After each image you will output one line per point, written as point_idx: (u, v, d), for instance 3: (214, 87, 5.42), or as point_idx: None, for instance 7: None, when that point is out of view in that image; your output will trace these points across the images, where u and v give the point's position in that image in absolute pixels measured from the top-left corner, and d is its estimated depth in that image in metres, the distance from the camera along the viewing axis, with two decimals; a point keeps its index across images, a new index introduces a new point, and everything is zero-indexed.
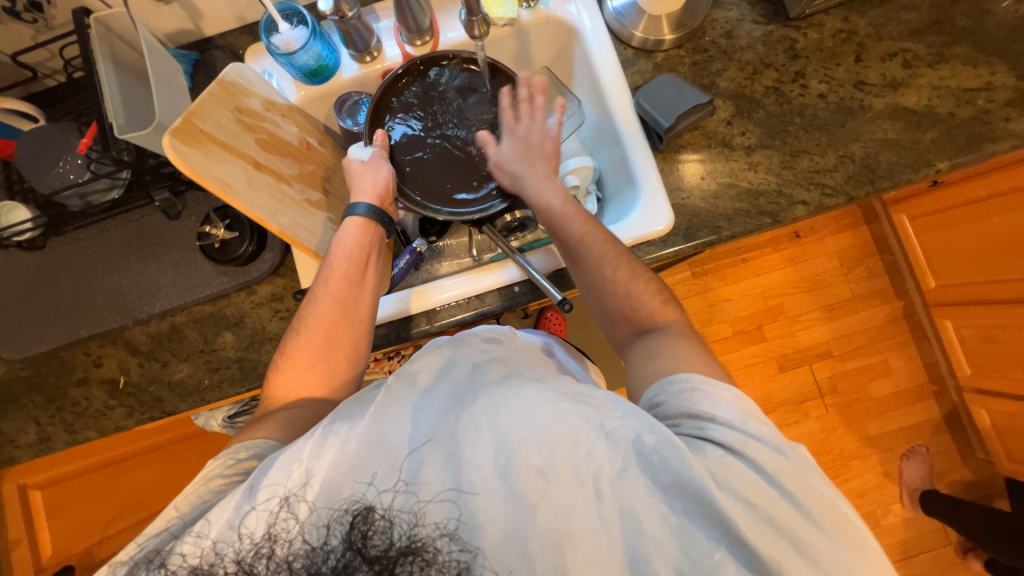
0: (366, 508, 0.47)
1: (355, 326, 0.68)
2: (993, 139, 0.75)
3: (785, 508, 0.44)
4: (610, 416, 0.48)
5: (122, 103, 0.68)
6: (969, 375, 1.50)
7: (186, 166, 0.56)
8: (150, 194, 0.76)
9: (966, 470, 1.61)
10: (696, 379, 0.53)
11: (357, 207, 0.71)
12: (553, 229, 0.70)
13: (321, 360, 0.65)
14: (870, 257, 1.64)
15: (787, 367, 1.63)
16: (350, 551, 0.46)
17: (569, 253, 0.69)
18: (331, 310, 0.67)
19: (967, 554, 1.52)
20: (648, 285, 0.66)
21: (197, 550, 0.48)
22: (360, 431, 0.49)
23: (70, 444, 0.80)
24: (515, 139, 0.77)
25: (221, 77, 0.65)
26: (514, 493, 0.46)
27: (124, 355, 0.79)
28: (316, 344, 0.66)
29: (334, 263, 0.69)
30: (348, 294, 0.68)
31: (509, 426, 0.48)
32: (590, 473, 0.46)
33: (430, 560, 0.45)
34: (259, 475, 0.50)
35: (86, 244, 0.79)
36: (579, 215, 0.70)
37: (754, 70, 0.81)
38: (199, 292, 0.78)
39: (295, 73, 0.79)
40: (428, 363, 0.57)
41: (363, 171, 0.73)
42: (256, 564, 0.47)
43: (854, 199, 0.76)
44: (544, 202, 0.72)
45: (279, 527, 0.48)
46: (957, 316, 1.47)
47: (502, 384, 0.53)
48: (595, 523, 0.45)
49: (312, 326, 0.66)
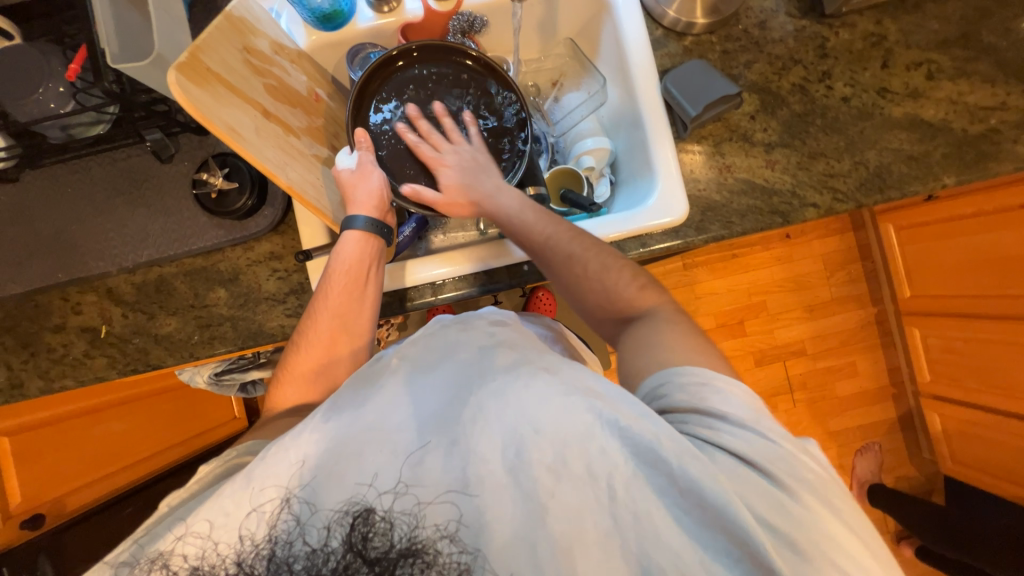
0: (366, 510, 0.46)
1: (354, 339, 0.66)
2: (999, 159, 0.76)
3: (799, 521, 0.43)
4: (623, 413, 0.46)
5: (116, 29, 0.61)
6: (928, 381, 1.60)
7: (192, 106, 0.50)
8: (140, 133, 0.70)
9: (912, 468, 1.74)
10: (705, 373, 0.52)
11: (356, 220, 0.67)
12: (517, 238, 0.69)
13: (321, 375, 0.64)
14: (852, 263, 1.69)
15: (763, 362, 1.69)
16: (351, 553, 0.44)
17: (536, 258, 0.67)
18: (331, 324, 0.65)
19: (901, 541, 1.66)
20: (622, 273, 0.65)
21: (197, 551, 0.45)
22: (363, 417, 0.50)
23: (44, 392, 0.76)
24: (454, 168, 0.74)
25: (229, 10, 0.59)
26: (524, 493, 0.45)
27: (106, 304, 0.75)
28: (316, 360, 0.64)
29: (334, 278, 0.65)
30: (348, 308, 0.65)
31: (516, 415, 0.47)
32: (601, 471, 0.45)
33: (430, 562, 0.44)
34: (255, 469, 0.48)
35: (67, 181, 0.73)
36: (540, 219, 0.68)
37: (783, 65, 0.80)
38: (191, 244, 0.73)
39: (306, 16, 0.74)
40: (430, 346, 0.58)
41: (356, 182, 0.68)
42: (255, 565, 0.45)
43: (862, 206, 0.78)
44: (501, 215, 0.70)
45: (280, 528, 0.46)
46: (926, 325, 1.54)
47: (509, 372, 0.52)
48: (605, 526, 0.44)
49: (311, 340, 0.64)
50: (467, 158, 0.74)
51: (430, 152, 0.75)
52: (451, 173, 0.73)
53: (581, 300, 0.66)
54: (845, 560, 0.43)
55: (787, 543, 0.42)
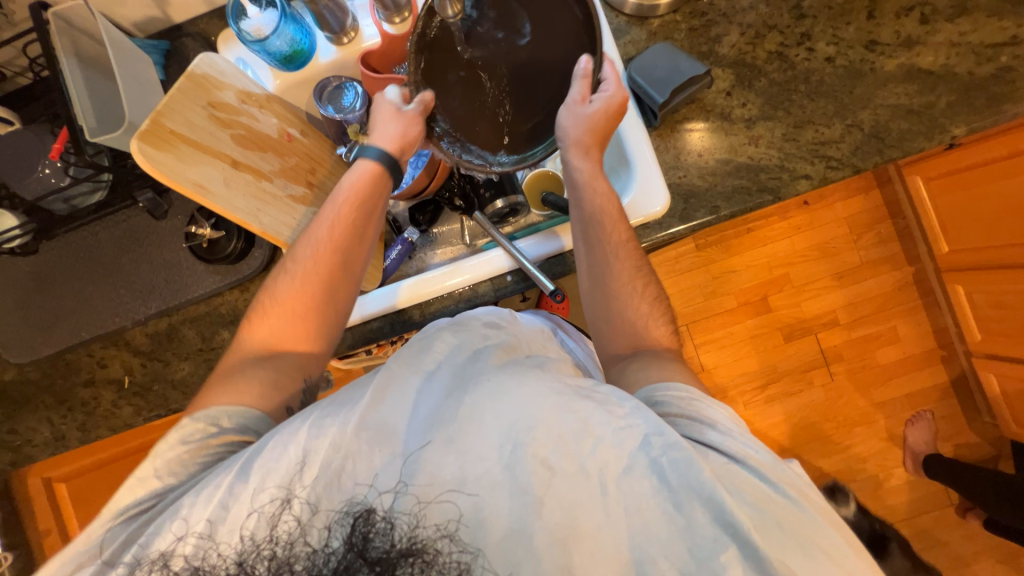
0: (366, 510, 0.43)
1: (350, 278, 0.65)
2: (1014, 100, 0.69)
3: (793, 513, 0.43)
4: (616, 414, 0.45)
5: (89, 102, 0.67)
6: (978, 341, 1.48)
7: (157, 172, 0.55)
8: (134, 195, 0.74)
9: (971, 434, 1.61)
10: (695, 390, 0.51)
11: (370, 150, 0.66)
12: (585, 217, 0.66)
13: (309, 312, 0.62)
14: (881, 223, 1.58)
15: (793, 337, 1.61)
16: (352, 553, 0.41)
17: (586, 239, 0.66)
18: (330, 255, 0.63)
19: (966, 513, 1.54)
20: (651, 289, 0.64)
21: (199, 552, 0.43)
22: (359, 415, 0.46)
23: (83, 442, 0.83)
24: (597, 111, 0.65)
25: (191, 70, 0.61)
26: (522, 489, 0.43)
27: (127, 356, 0.81)
28: (308, 291, 0.62)
29: (339, 206, 0.65)
30: (347, 242, 0.65)
31: (515, 409, 0.45)
32: (596, 467, 0.43)
33: (430, 561, 0.41)
34: (248, 461, 0.45)
35: (77, 248, 0.79)
36: (607, 214, 0.65)
37: (756, 33, 0.76)
38: (192, 292, 0.78)
39: (270, 61, 0.77)
40: (421, 347, 0.54)
41: (390, 119, 0.67)
42: (256, 565, 0.42)
43: (861, 171, 0.73)
44: (577, 192, 0.67)
45: (281, 529, 0.43)
46: (970, 281, 1.43)
47: (502, 371, 0.50)
48: (601, 521, 0.43)
49: (307, 268, 0.63)
50: (606, 123, 0.66)
51: (605, 94, 0.66)
52: (596, 109, 0.65)
53: (592, 303, 0.66)
54: (849, 561, 0.41)
55: (772, 527, 0.42)
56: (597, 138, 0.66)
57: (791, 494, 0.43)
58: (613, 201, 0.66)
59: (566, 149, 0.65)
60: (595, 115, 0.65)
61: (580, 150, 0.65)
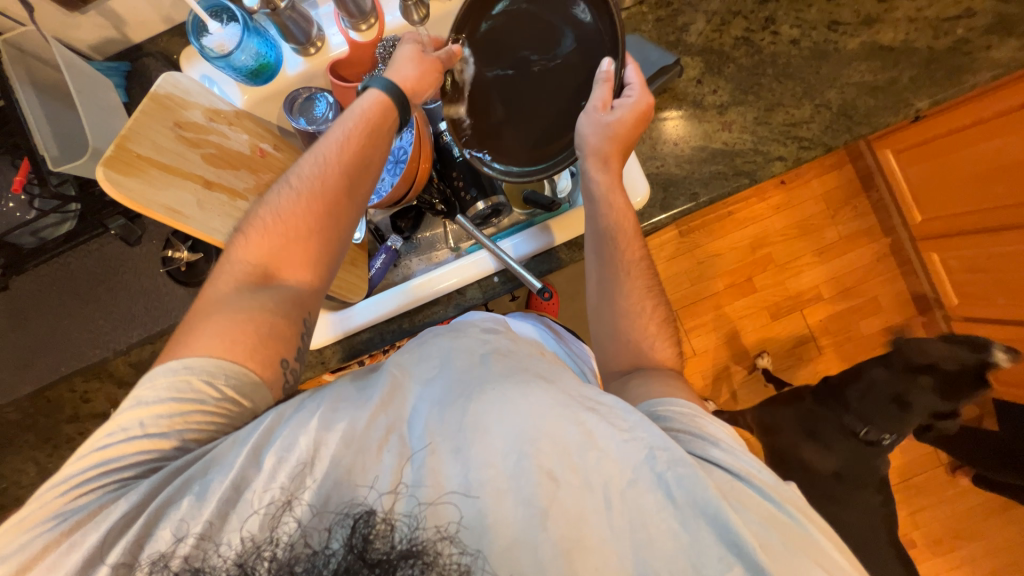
0: (367, 511, 0.41)
1: (354, 207, 0.59)
2: (973, 70, 0.71)
3: (792, 530, 0.44)
4: (620, 427, 0.46)
5: (50, 131, 0.65)
6: (957, 305, 1.52)
7: (126, 200, 0.53)
8: (105, 223, 0.74)
9: None
10: (695, 407, 0.53)
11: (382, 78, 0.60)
12: (596, 232, 0.65)
13: (312, 237, 0.56)
14: (856, 197, 1.61)
15: (779, 315, 1.64)
16: (352, 554, 0.39)
17: (598, 252, 0.66)
18: (338, 178, 0.57)
19: (956, 472, 1.58)
20: (638, 283, 0.64)
21: (200, 553, 0.41)
22: (364, 425, 0.45)
23: None
24: (619, 119, 0.61)
25: (153, 92, 0.60)
26: (527, 497, 0.42)
27: (111, 388, 0.80)
28: (310, 214, 0.56)
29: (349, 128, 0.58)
30: (356, 169, 0.58)
31: (522, 421, 0.44)
32: (601, 479, 0.44)
33: (431, 562, 0.40)
34: (250, 460, 0.44)
35: (49, 280, 0.76)
36: (620, 228, 0.64)
37: (722, 20, 0.76)
38: (174, 318, 0.76)
39: (235, 76, 0.76)
40: (424, 356, 0.53)
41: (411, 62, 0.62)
42: (257, 566, 0.40)
43: (831, 150, 0.74)
44: (592, 205, 0.66)
45: (282, 530, 0.41)
46: (946, 247, 1.46)
47: (507, 376, 0.48)
48: (606, 533, 0.43)
49: (311, 188, 0.56)
50: (629, 132, 0.62)
51: (629, 100, 0.62)
52: (619, 117, 0.61)
53: (596, 314, 0.67)
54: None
55: (778, 547, 0.42)
56: (618, 148, 0.63)
57: (792, 512, 0.45)
58: (629, 216, 0.65)
59: (584, 159, 0.64)
60: (615, 126, 0.61)
61: (598, 161, 0.63)
